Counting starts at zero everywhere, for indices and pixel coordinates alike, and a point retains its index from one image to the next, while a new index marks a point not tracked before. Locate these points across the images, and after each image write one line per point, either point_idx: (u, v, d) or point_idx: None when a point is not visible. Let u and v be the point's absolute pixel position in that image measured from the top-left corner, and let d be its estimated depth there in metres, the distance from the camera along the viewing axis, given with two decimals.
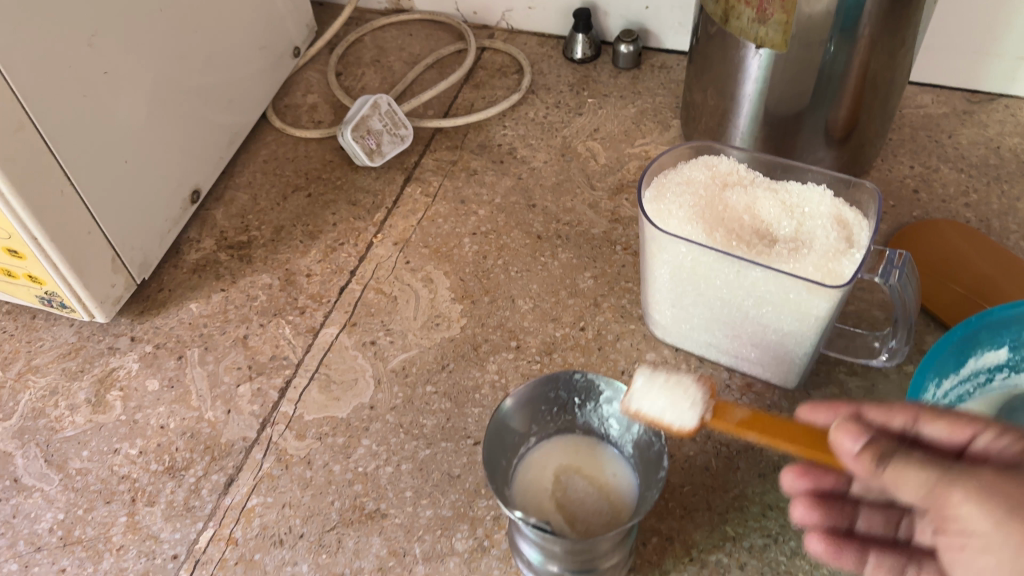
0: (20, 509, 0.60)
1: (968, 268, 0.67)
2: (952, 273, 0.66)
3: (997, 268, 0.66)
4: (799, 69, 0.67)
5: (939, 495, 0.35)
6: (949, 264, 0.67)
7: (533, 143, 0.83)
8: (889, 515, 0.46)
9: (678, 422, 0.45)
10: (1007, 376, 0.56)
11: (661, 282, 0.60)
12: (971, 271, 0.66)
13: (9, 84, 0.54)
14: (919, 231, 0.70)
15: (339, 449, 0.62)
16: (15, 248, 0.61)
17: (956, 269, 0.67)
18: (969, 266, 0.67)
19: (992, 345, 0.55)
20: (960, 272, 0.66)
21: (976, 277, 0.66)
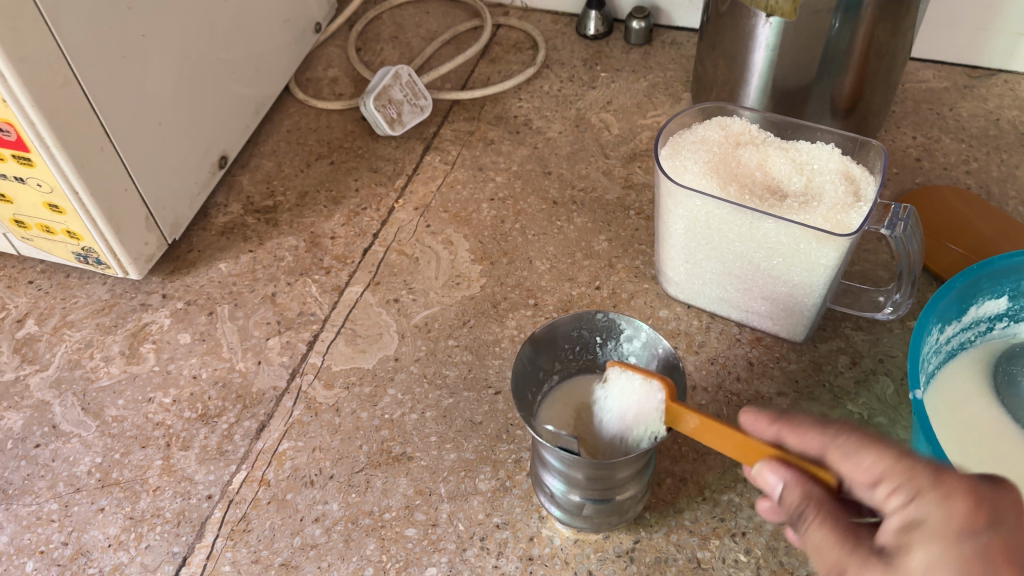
0: (59, 453, 0.63)
1: (968, 230, 0.69)
2: (952, 235, 0.69)
3: (996, 229, 0.68)
4: (808, 37, 0.69)
5: None
6: (949, 227, 0.70)
7: (548, 115, 0.85)
8: None
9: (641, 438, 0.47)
10: (1006, 325, 0.60)
11: (676, 237, 0.63)
12: (970, 233, 0.69)
13: (57, 42, 0.57)
14: (922, 196, 0.73)
15: (366, 398, 0.64)
16: (55, 203, 0.64)
17: (956, 231, 0.69)
18: (969, 228, 0.69)
19: (993, 294, 0.58)
20: (959, 233, 0.69)
21: (974, 238, 0.68)
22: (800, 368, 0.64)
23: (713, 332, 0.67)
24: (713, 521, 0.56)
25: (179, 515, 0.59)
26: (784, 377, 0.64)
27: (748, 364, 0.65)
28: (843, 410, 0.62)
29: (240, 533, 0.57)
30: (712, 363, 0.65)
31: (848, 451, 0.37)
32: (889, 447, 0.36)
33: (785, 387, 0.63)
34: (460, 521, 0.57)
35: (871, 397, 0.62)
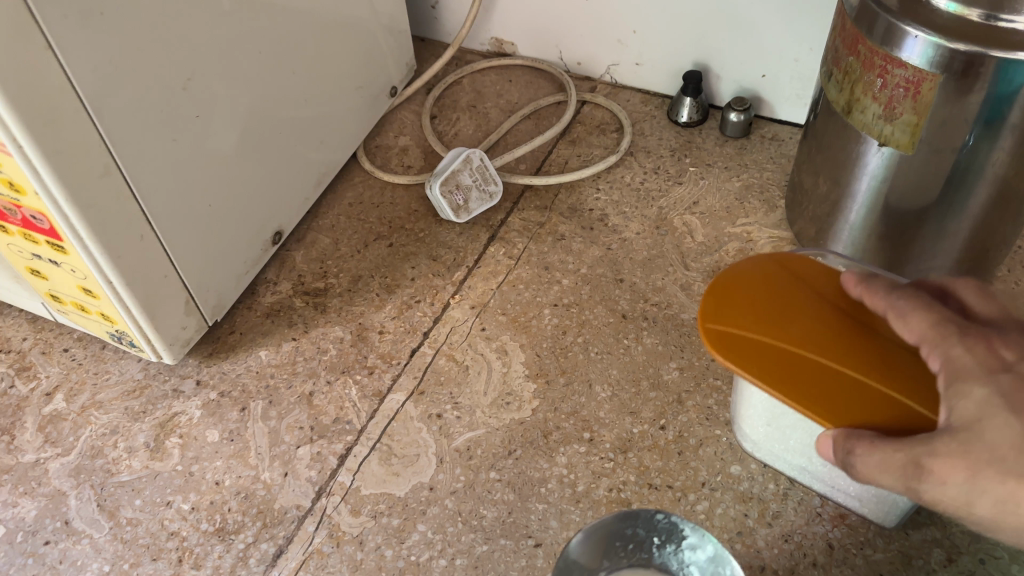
0: (67, 555, 0.59)
1: (750, 299, 0.50)
2: (804, 271, 0.51)
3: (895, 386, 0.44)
4: (927, 173, 0.60)
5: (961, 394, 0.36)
6: (707, 295, 0.50)
7: (626, 211, 0.78)
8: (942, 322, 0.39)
9: None
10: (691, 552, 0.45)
11: (756, 398, 0.55)
12: (787, 317, 0.48)
13: (100, 131, 0.53)
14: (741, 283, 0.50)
15: (393, 532, 0.59)
16: (89, 288, 0.61)
17: (746, 278, 0.51)
18: (792, 332, 0.48)
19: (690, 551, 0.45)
20: (725, 302, 0.50)
21: (786, 298, 0.49)
22: (886, 560, 0.56)
23: (790, 501, 0.59)
24: None
25: None
26: (867, 569, 0.55)
27: (827, 547, 0.56)
28: None
29: None
30: (785, 540, 0.57)
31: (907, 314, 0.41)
32: (935, 310, 0.40)
33: None
34: None
35: None
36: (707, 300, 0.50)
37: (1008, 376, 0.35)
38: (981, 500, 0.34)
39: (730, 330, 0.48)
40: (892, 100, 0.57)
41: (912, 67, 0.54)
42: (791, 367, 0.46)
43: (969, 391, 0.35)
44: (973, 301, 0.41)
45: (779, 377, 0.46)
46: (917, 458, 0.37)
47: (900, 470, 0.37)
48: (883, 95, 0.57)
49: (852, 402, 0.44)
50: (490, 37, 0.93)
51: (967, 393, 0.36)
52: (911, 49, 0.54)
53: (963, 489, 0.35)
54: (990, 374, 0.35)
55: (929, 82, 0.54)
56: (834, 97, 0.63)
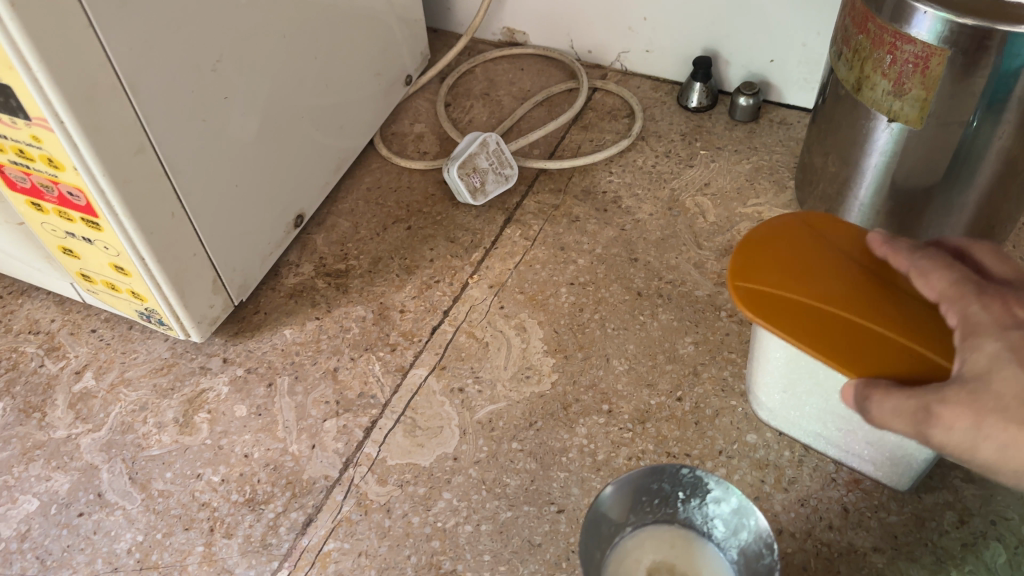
0: (101, 525, 0.61)
1: (781, 260, 0.51)
2: (833, 234, 0.53)
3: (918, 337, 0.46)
4: (935, 147, 0.62)
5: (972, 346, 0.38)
6: (738, 254, 0.52)
7: (639, 193, 0.80)
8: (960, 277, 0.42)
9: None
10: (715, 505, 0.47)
11: (773, 365, 0.56)
12: (815, 275, 0.50)
13: (135, 109, 0.55)
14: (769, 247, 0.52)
15: (419, 500, 0.60)
16: (121, 265, 0.62)
17: (778, 240, 0.53)
18: (818, 288, 0.50)
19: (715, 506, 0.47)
20: (755, 261, 0.52)
21: (816, 258, 0.51)
22: (900, 522, 0.57)
23: (806, 468, 0.60)
24: None
25: None
26: (882, 530, 0.57)
27: (843, 510, 0.58)
28: None
29: None
30: (802, 504, 0.58)
31: (929, 269, 0.44)
32: (956, 269, 0.42)
33: (881, 542, 0.56)
34: None
35: (980, 565, 0.55)
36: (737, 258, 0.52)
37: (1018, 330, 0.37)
38: (984, 445, 0.36)
39: (759, 287, 0.50)
40: (902, 76, 0.59)
41: (922, 42, 0.56)
42: (815, 320, 0.48)
43: (981, 344, 0.38)
44: (991, 263, 0.44)
45: (807, 329, 0.48)
46: (928, 404, 0.38)
47: (912, 415, 0.39)
48: (893, 71, 0.59)
49: (876, 352, 0.46)
50: (502, 27, 0.95)
51: (979, 346, 0.38)
52: (920, 24, 0.55)
53: (969, 434, 0.37)
54: (1003, 329, 0.37)
55: (938, 57, 0.56)
56: (844, 76, 0.65)
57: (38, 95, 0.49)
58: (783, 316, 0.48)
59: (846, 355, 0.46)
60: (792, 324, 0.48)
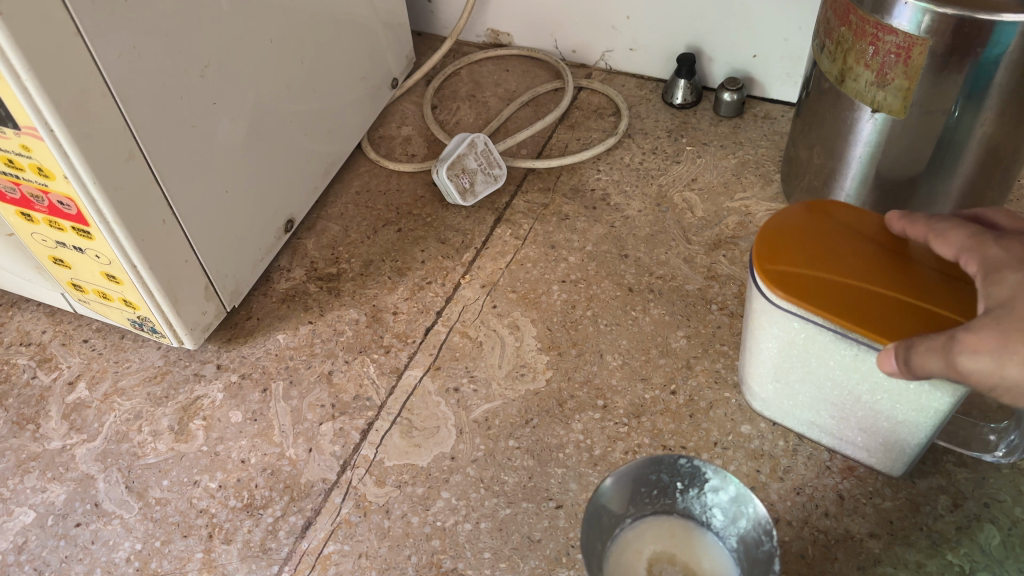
0: (99, 535, 0.60)
1: (804, 242, 0.52)
2: (844, 216, 0.54)
3: (953, 305, 0.47)
4: (918, 136, 0.63)
5: (994, 281, 0.41)
6: (760, 239, 0.52)
7: (627, 190, 0.81)
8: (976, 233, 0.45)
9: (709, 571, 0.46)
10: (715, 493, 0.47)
11: (765, 356, 0.57)
12: (840, 254, 0.51)
13: (124, 116, 0.55)
14: (786, 231, 0.53)
15: (418, 500, 0.60)
16: (113, 273, 0.62)
17: (795, 224, 0.53)
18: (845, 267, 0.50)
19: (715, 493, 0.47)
20: (777, 244, 0.52)
21: (836, 239, 0.52)
22: (895, 507, 0.58)
23: (800, 456, 0.61)
24: None
25: None
26: (877, 516, 0.57)
27: (838, 498, 0.58)
28: (941, 560, 0.55)
29: None
30: (797, 493, 0.59)
31: (945, 231, 0.47)
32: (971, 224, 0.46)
33: (877, 528, 0.57)
34: None
35: (974, 548, 0.56)
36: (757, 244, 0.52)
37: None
38: (1011, 364, 0.39)
39: (788, 269, 0.50)
40: (884, 66, 0.60)
41: (903, 33, 0.57)
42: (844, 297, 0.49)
43: (1005, 277, 0.41)
44: (1004, 221, 0.47)
45: (837, 305, 0.48)
46: (954, 333, 0.41)
47: (941, 349, 0.41)
48: (875, 62, 0.60)
49: (915, 323, 0.47)
50: (486, 29, 0.96)
51: (1002, 280, 0.41)
52: (901, 15, 0.56)
53: (995, 357, 0.39)
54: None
55: (920, 47, 0.57)
56: (827, 68, 0.66)
57: (27, 104, 0.49)
58: (815, 296, 0.49)
59: (887, 327, 0.47)
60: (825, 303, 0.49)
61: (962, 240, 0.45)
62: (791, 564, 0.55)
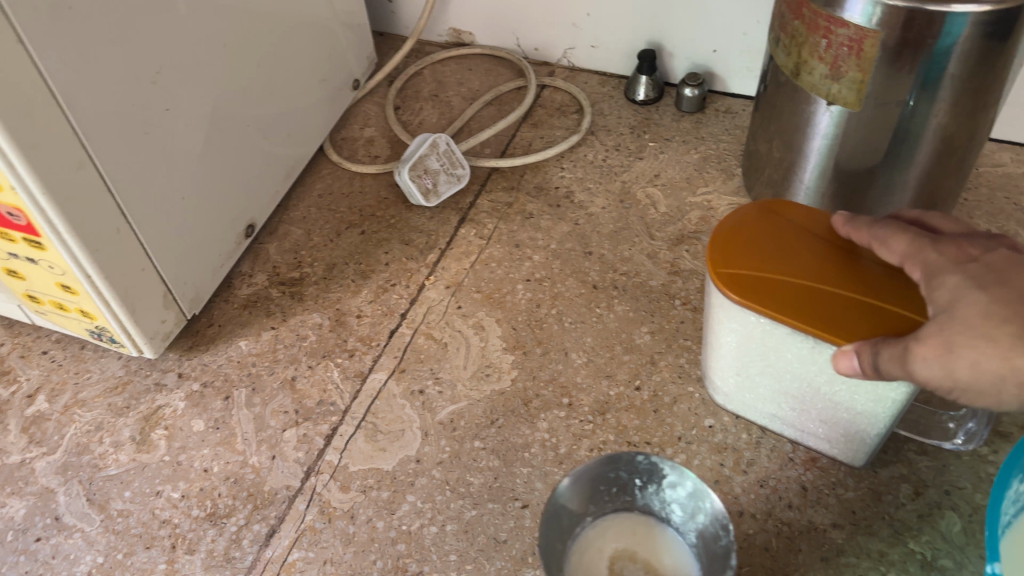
0: (60, 549, 0.59)
1: (759, 244, 0.54)
2: (799, 217, 0.56)
3: (905, 299, 0.48)
4: (874, 128, 0.64)
5: (935, 284, 0.43)
6: (713, 243, 0.54)
7: (591, 187, 0.81)
8: (915, 237, 0.47)
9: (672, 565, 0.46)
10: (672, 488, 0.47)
11: (726, 351, 0.57)
12: (792, 253, 0.53)
13: (73, 124, 0.54)
14: (742, 234, 0.55)
15: (383, 504, 0.60)
16: (68, 284, 0.61)
17: (750, 226, 0.55)
18: (798, 265, 0.52)
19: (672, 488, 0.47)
20: (732, 247, 0.54)
21: (791, 238, 0.54)
22: (857, 497, 0.58)
23: (763, 449, 0.61)
24: None
25: None
26: (840, 507, 0.58)
27: (801, 489, 0.59)
28: (904, 548, 0.56)
29: None
30: (761, 485, 0.59)
31: (888, 236, 0.48)
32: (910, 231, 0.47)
33: (840, 519, 0.57)
34: None
35: (936, 535, 0.56)
36: (713, 248, 0.54)
37: (975, 265, 0.42)
38: (960, 366, 0.40)
39: (742, 271, 0.52)
40: (837, 59, 0.60)
41: (855, 25, 0.57)
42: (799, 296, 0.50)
43: (944, 280, 0.42)
44: (946, 224, 0.48)
45: (792, 304, 0.50)
46: (907, 344, 0.42)
47: (898, 357, 0.42)
48: (828, 55, 0.60)
49: (869, 319, 0.48)
50: (448, 28, 0.95)
51: (943, 283, 0.42)
52: (852, 8, 0.56)
53: (944, 361, 0.40)
54: (960, 265, 0.43)
55: (871, 39, 0.57)
56: (782, 61, 0.66)
57: None
58: (770, 297, 0.51)
59: (841, 324, 0.48)
60: (779, 301, 0.50)
61: (902, 245, 0.47)
62: (755, 557, 0.56)
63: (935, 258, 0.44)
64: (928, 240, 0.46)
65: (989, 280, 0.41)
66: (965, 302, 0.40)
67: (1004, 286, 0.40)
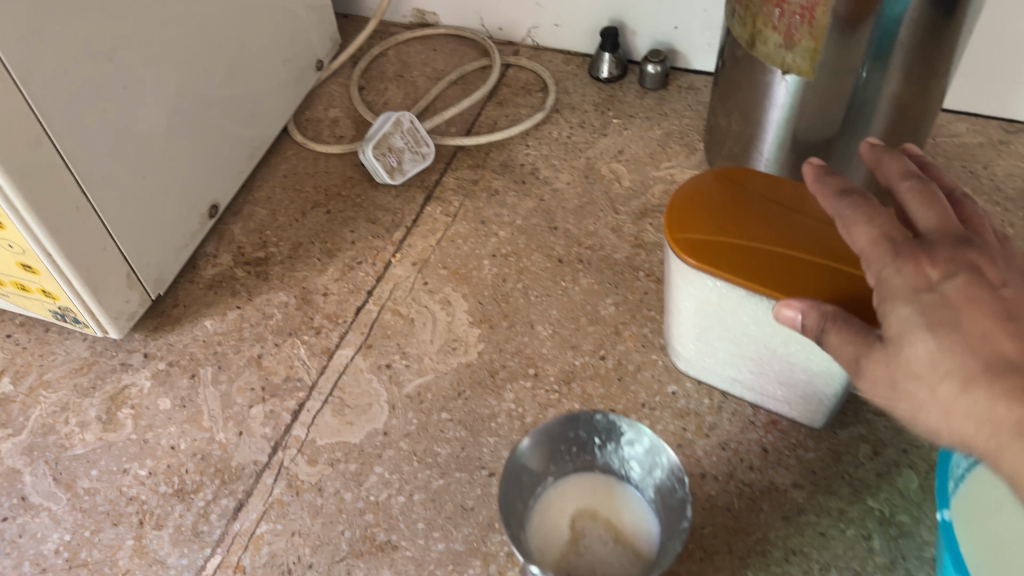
0: (26, 529, 0.59)
1: (716, 212, 0.55)
2: (755, 185, 0.57)
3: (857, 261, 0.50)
4: (829, 97, 0.65)
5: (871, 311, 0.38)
6: (670, 211, 0.55)
7: (556, 164, 0.81)
8: (885, 236, 0.38)
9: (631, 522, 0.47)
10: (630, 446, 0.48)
11: (686, 316, 0.58)
12: (748, 218, 0.54)
13: (27, 100, 0.54)
14: (699, 202, 0.56)
15: (351, 476, 0.60)
16: (28, 264, 0.61)
17: (707, 194, 0.56)
18: (753, 228, 0.53)
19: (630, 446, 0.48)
20: (690, 215, 0.55)
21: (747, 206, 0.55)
22: (817, 457, 0.59)
23: (725, 413, 0.62)
24: None
25: None
26: (800, 467, 0.59)
27: (762, 451, 0.60)
28: (862, 506, 0.57)
29: None
30: (722, 448, 0.60)
31: (856, 220, 0.40)
32: (878, 224, 0.39)
33: (800, 479, 0.58)
34: None
35: (894, 492, 0.58)
36: (671, 216, 0.55)
37: (933, 295, 0.34)
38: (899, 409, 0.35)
39: (698, 236, 0.53)
40: (791, 28, 0.61)
41: None
42: (757, 259, 0.51)
43: (876, 312, 0.37)
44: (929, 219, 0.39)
45: (750, 267, 0.51)
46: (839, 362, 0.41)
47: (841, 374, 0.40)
48: (782, 24, 0.61)
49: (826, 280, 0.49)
50: (412, 9, 0.95)
51: (884, 314, 0.36)
52: None
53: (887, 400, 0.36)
54: (915, 295, 0.35)
55: (823, 7, 0.58)
56: (739, 33, 0.67)
57: None
58: (728, 260, 0.52)
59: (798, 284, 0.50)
60: (736, 263, 0.51)
61: (865, 244, 0.39)
62: (718, 517, 0.57)
63: (891, 278, 0.36)
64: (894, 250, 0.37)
65: (946, 320, 0.33)
66: (910, 344, 0.34)
67: (954, 332, 0.33)
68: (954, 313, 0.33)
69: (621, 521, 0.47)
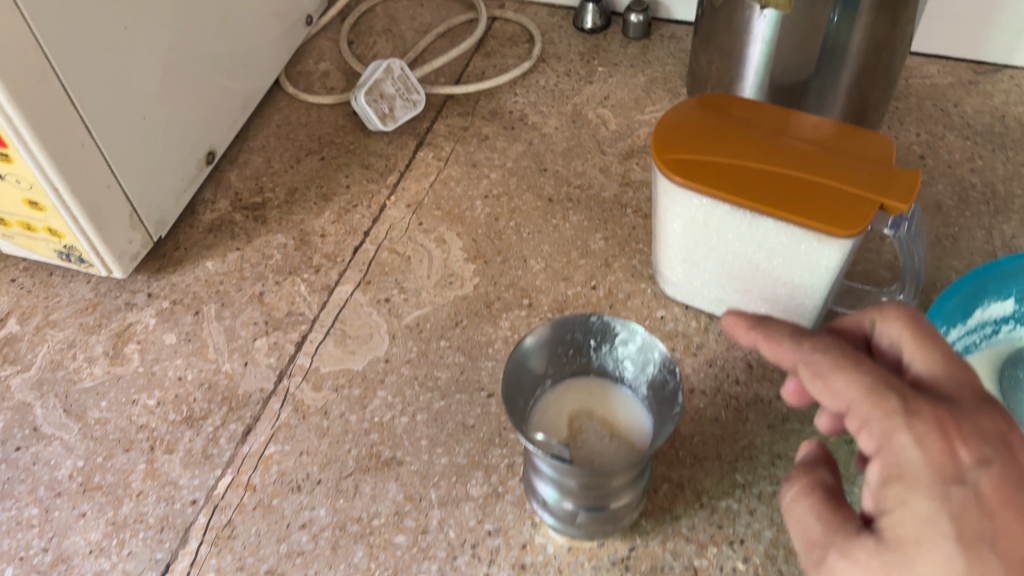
0: (39, 456, 0.61)
1: (702, 134, 0.57)
2: (737, 111, 0.60)
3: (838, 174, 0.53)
4: (806, 32, 0.67)
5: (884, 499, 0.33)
6: (658, 134, 0.57)
7: (544, 110, 0.84)
8: (881, 386, 0.34)
9: (626, 419, 0.50)
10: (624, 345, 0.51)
11: (673, 238, 0.61)
12: (733, 139, 0.57)
13: (33, 33, 0.55)
14: (685, 125, 0.58)
15: (355, 400, 0.63)
16: (35, 200, 0.63)
17: (691, 119, 0.59)
18: (738, 147, 0.56)
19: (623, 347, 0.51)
20: (677, 137, 0.57)
21: (731, 128, 0.58)
22: None
23: (711, 333, 0.65)
24: (711, 527, 0.55)
25: (163, 520, 0.57)
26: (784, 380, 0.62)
27: (747, 366, 0.63)
28: None
29: (225, 539, 0.56)
30: (710, 365, 0.63)
31: (832, 368, 0.35)
32: (868, 370, 0.34)
33: None
34: (450, 528, 0.55)
35: None
36: (658, 139, 0.57)
37: (962, 489, 0.31)
38: None
39: (686, 155, 0.56)
40: None
41: None
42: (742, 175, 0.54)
43: (904, 501, 0.32)
44: (931, 367, 0.36)
45: (736, 182, 0.54)
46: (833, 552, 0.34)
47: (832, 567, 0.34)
48: None
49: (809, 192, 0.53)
50: None
51: (906, 503, 0.32)
52: None
53: None
54: (940, 484, 0.31)
55: None
56: None
57: None
58: (716, 177, 0.54)
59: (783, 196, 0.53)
60: (722, 180, 0.54)
61: (847, 391, 0.34)
62: (706, 427, 0.60)
63: (904, 446, 0.32)
64: (901, 400, 0.33)
65: (972, 530, 0.30)
66: (915, 541, 0.31)
67: (983, 549, 0.30)
68: (989, 524, 0.30)
69: (616, 418, 0.50)
